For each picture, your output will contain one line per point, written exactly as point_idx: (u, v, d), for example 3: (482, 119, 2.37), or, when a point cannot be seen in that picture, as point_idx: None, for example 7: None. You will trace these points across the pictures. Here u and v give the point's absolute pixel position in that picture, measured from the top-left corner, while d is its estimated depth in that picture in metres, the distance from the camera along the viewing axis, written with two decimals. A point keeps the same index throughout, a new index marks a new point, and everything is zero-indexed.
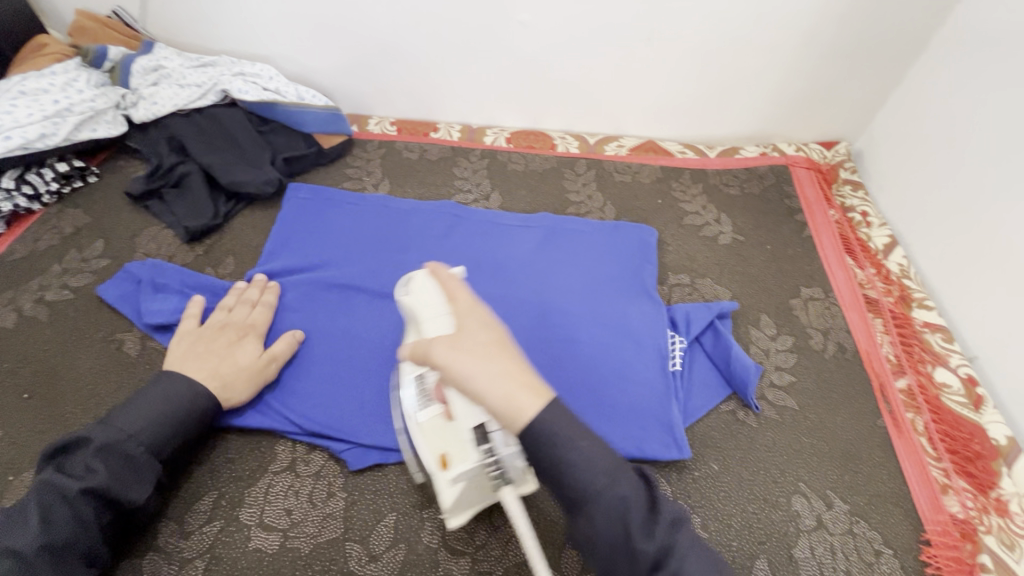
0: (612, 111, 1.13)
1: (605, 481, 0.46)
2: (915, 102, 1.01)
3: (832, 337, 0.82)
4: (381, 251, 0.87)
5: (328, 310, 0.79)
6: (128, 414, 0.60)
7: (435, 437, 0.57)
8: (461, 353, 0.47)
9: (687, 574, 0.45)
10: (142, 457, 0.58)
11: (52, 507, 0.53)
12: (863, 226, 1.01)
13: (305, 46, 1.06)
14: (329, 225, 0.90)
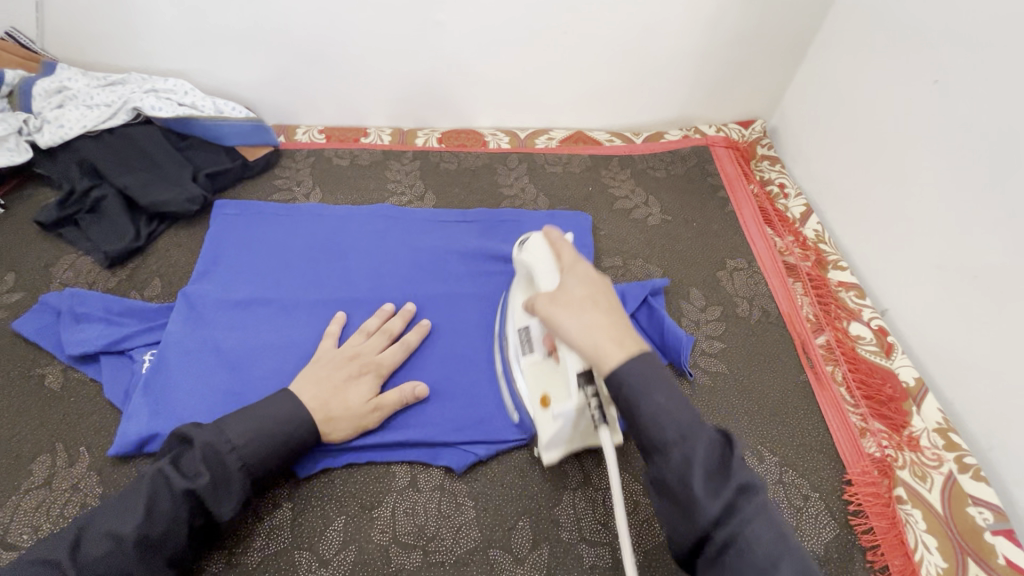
0: (539, 105, 1.15)
1: (677, 436, 0.48)
2: (816, 78, 1.08)
3: (757, 304, 0.87)
4: (318, 259, 0.86)
5: (267, 323, 0.78)
6: (246, 425, 0.58)
7: (542, 376, 0.63)
8: (561, 308, 0.56)
9: (746, 538, 0.44)
10: (238, 475, 0.56)
11: (157, 499, 0.53)
12: (781, 197, 1.07)
13: (221, 59, 1.03)
14: (261, 237, 0.89)
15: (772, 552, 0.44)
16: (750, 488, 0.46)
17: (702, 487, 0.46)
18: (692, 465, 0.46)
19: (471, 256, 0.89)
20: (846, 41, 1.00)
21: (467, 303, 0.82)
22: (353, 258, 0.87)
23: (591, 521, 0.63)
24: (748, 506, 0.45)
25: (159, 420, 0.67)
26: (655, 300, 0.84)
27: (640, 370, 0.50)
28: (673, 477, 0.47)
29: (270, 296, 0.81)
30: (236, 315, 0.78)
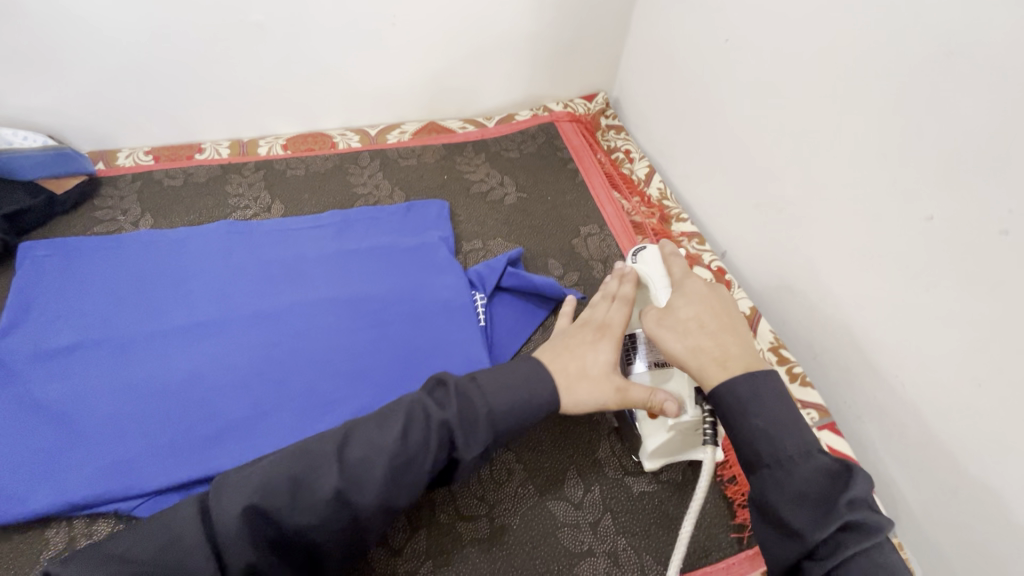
0: (385, 100, 1.14)
1: (792, 452, 0.50)
2: (641, 49, 1.16)
3: (610, 264, 0.92)
4: (153, 288, 0.79)
5: (95, 366, 0.70)
6: (518, 380, 0.58)
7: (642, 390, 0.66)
8: (665, 326, 0.61)
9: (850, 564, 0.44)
10: (482, 419, 0.55)
11: (413, 424, 0.54)
12: (626, 162, 1.14)
13: (8, 83, 0.91)
14: (80, 276, 0.80)
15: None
16: (865, 522, 0.45)
17: (814, 488, 0.48)
18: (786, 486, 0.49)
19: (327, 259, 0.86)
20: (659, 10, 1.07)
21: (324, 309, 0.79)
22: (193, 282, 0.81)
23: (468, 498, 0.65)
24: (852, 542, 0.45)
25: None
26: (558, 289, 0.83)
27: (748, 386, 0.54)
28: (788, 489, 0.49)
29: (97, 338, 0.73)
30: (55, 365, 0.70)
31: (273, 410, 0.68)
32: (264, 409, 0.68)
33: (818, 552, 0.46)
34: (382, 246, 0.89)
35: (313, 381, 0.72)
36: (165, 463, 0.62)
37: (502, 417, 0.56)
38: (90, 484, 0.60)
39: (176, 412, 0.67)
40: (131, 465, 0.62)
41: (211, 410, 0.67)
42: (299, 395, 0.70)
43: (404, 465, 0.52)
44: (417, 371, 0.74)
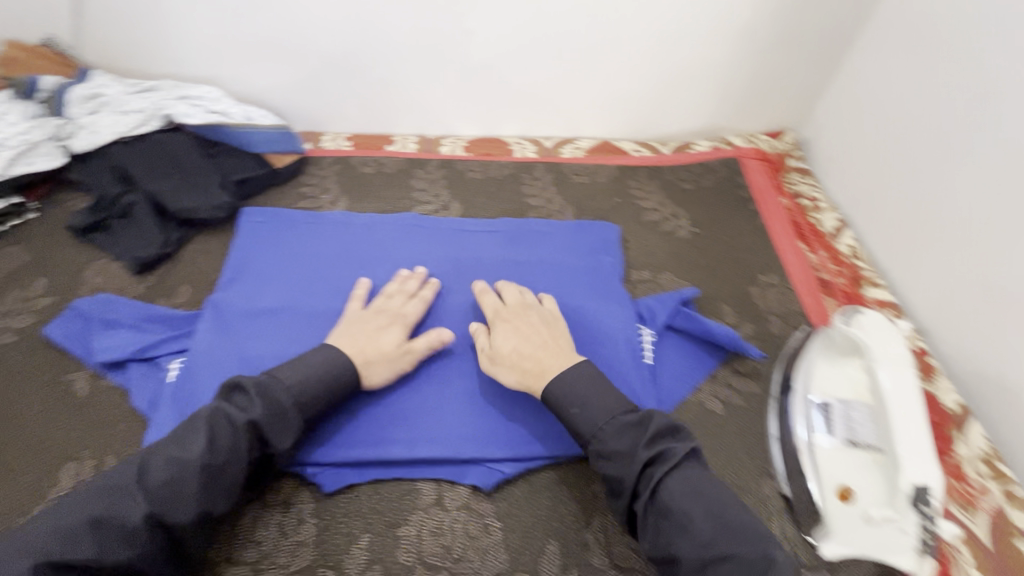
0: (566, 115, 1.14)
1: (603, 421, 0.60)
2: (850, 90, 1.06)
3: (791, 322, 0.84)
4: (345, 268, 0.86)
5: (294, 332, 0.77)
6: (314, 372, 0.63)
7: (849, 465, 0.62)
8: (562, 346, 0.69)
9: (665, 497, 0.55)
10: (291, 411, 0.60)
11: (218, 430, 0.57)
12: (813, 211, 1.04)
13: (253, 66, 1.04)
14: (288, 246, 0.88)
15: (689, 513, 0.53)
16: (662, 453, 0.57)
17: (625, 442, 0.58)
18: (605, 448, 0.59)
19: (499, 265, 0.88)
20: (885, 52, 0.97)
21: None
22: (379, 267, 0.86)
23: (622, 547, 0.61)
24: (659, 471, 0.56)
25: None
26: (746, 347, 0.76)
27: (568, 389, 0.63)
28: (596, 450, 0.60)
29: (299, 305, 0.80)
30: (264, 322, 0.78)
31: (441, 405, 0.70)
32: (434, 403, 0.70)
33: (638, 492, 0.56)
34: (552, 260, 0.88)
35: None
36: (345, 435, 0.66)
37: (310, 401, 0.61)
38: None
39: None
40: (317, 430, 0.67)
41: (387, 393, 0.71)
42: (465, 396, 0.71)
43: (219, 466, 0.55)
44: None
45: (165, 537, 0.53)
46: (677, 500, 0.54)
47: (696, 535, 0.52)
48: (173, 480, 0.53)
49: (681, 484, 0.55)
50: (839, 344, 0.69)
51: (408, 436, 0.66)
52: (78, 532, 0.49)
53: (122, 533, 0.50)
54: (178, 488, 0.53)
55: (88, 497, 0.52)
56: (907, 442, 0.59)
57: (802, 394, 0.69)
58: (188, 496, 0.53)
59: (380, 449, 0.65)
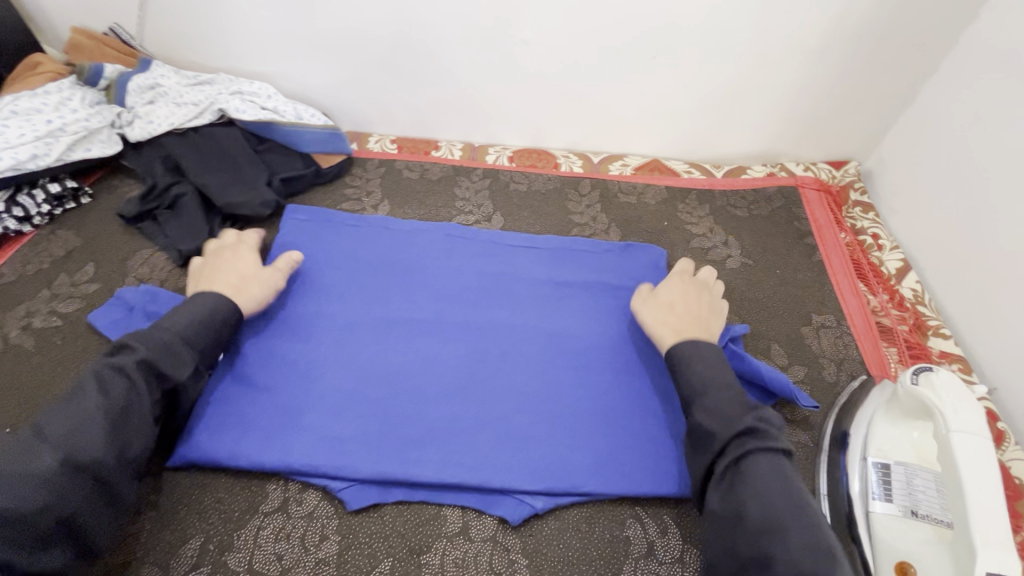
0: (617, 130, 1.11)
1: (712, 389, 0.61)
2: (925, 123, 0.99)
3: (846, 369, 0.79)
4: (383, 275, 0.84)
5: (328, 339, 0.75)
6: (197, 313, 0.65)
7: (910, 539, 0.57)
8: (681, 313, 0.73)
9: (750, 460, 0.54)
10: (181, 346, 0.61)
11: (106, 380, 0.56)
12: (874, 249, 0.98)
13: (307, 64, 1.04)
14: (327, 247, 0.87)
15: (767, 483, 0.52)
16: (764, 432, 0.56)
17: (730, 410, 0.58)
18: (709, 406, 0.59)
19: (539, 283, 0.85)
20: (969, 87, 0.90)
21: (531, 337, 0.78)
22: (418, 277, 0.85)
23: None
24: (752, 442, 0.55)
25: (217, 431, 0.65)
26: (797, 394, 0.70)
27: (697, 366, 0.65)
28: (696, 413, 0.60)
29: (337, 310, 0.79)
30: (302, 325, 0.77)
31: (473, 429, 0.68)
32: (465, 425, 0.68)
33: (724, 452, 0.56)
34: (594, 283, 0.85)
35: (512, 410, 0.70)
36: (374, 452, 0.65)
37: (187, 331, 0.63)
38: (313, 451, 0.65)
39: (388, 405, 0.69)
40: (346, 444, 0.66)
41: (419, 411, 0.69)
42: (498, 420, 0.69)
43: (122, 408, 0.55)
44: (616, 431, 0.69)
45: (116, 479, 0.53)
46: (761, 473, 0.53)
47: (769, 503, 0.51)
48: (105, 423, 0.54)
49: (763, 464, 0.54)
50: (906, 405, 0.64)
51: (438, 459, 0.65)
52: (44, 479, 0.49)
53: (72, 481, 0.50)
54: (124, 428, 0.55)
55: (14, 456, 0.50)
56: (982, 529, 0.50)
57: (860, 455, 0.65)
58: (136, 431, 0.56)
59: (409, 470, 0.64)
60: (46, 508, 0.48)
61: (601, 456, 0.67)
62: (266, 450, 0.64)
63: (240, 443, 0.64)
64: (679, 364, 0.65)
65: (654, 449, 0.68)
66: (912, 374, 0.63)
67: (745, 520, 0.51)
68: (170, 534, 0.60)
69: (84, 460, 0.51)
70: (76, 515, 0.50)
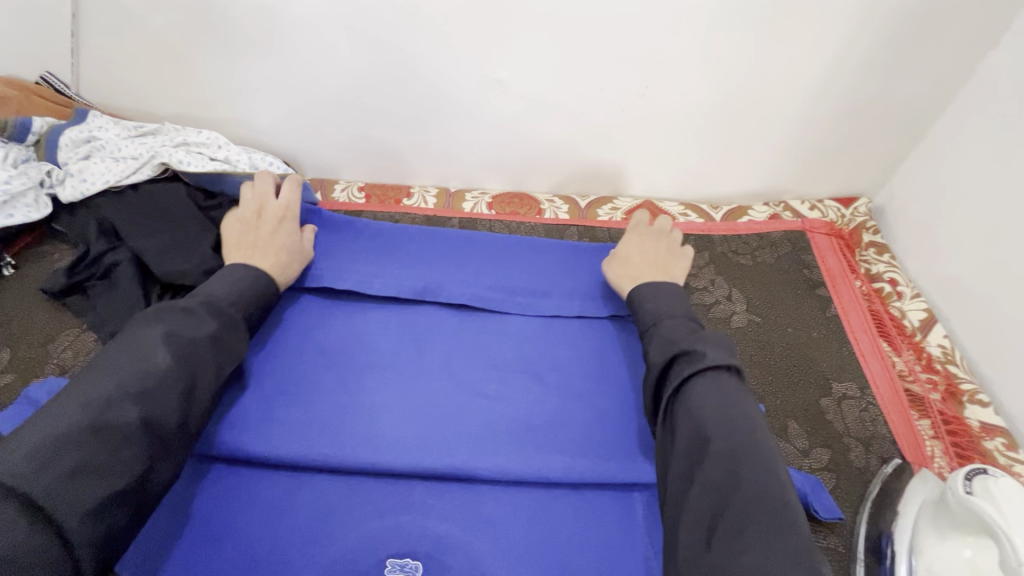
0: (604, 171, 1.02)
1: (664, 321, 0.67)
2: (941, 157, 0.91)
3: (875, 451, 0.69)
4: (356, 392, 0.68)
5: (309, 430, 0.64)
6: (232, 283, 0.66)
7: None
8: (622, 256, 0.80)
9: (694, 389, 0.56)
10: None
11: None
12: (893, 297, 0.89)
13: (262, 110, 0.94)
14: (285, 370, 0.70)
15: (713, 407, 0.54)
16: (699, 353, 0.58)
17: (673, 337, 0.62)
18: (657, 338, 0.65)
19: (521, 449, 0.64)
20: (992, 120, 0.82)
21: (547, 411, 0.68)
22: (425, 361, 0.72)
23: None
24: (691, 367, 0.57)
25: (146, 564, 0.56)
26: (814, 499, 0.61)
27: (654, 290, 0.72)
28: (651, 343, 0.65)
29: (350, 393, 0.68)
30: (297, 383, 0.68)
31: (444, 548, 0.58)
32: (453, 487, 0.62)
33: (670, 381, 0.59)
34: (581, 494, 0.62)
35: (498, 507, 0.61)
36: (341, 537, 0.58)
37: None
38: (260, 558, 0.56)
39: (358, 534, 0.58)
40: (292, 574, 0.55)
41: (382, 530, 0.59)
42: (478, 531, 0.59)
43: None
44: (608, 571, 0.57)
45: None
46: (700, 391, 0.55)
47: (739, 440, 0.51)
48: None
49: (716, 379, 0.56)
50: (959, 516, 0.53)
51: (414, 547, 0.58)
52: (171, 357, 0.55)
53: (113, 438, 0.48)
54: (157, 400, 0.52)
55: None
56: None
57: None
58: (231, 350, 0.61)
59: (387, 571, 0.56)
60: (80, 443, 0.47)
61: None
62: None
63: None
64: (639, 302, 0.71)
65: (659, 560, 0.58)
66: (965, 479, 0.52)
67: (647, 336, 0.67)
68: None
69: (106, 422, 0.48)
70: (116, 470, 0.48)
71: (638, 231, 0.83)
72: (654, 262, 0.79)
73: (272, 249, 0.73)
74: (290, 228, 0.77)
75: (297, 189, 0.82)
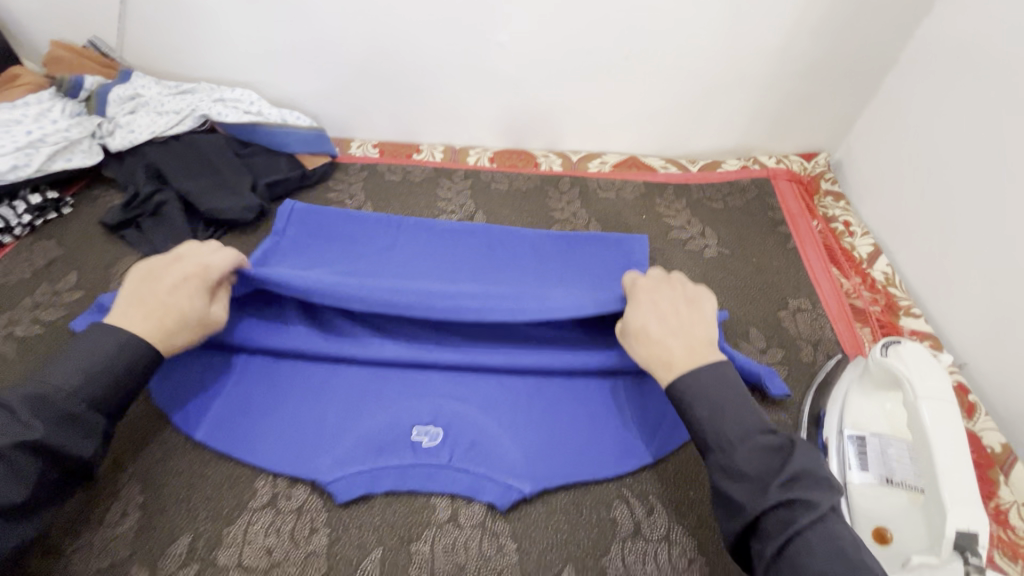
0: (593, 129, 1.14)
1: (738, 431, 0.51)
2: (887, 112, 1.03)
3: (822, 350, 0.81)
4: None
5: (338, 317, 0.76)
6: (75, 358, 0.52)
7: (885, 506, 0.60)
8: (643, 312, 0.63)
9: (807, 542, 0.45)
10: None
11: None
12: (846, 235, 1.01)
13: (285, 72, 1.05)
14: (312, 271, 0.81)
15: (830, 559, 0.44)
16: (802, 500, 0.46)
17: (759, 462, 0.49)
18: (729, 472, 0.50)
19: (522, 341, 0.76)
20: (929, 76, 0.94)
21: None
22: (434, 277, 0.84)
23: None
24: (796, 518, 0.46)
25: (214, 428, 0.67)
26: (768, 381, 0.71)
27: (705, 382, 0.54)
28: (722, 474, 0.50)
29: None
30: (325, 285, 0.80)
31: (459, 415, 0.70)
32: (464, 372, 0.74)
33: (769, 535, 0.46)
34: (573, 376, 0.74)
35: (501, 385, 0.73)
36: (371, 412, 0.69)
37: None
38: (305, 423, 0.68)
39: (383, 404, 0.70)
40: (332, 432, 0.67)
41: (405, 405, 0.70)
42: (486, 404, 0.71)
43: None
44: (596, 433, 0.70)
45: None
46: (812, 551, 0.44)
47: None
48: None
49: (828, 533, 0.45)
50: (877, 379, 0.66)
51: (433, 415, 0.70)
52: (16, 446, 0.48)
53: None
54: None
55: None
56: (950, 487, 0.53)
57: (837, 428, 0.66)
58: (79, 442, 0.51)
59: (412, 435, 0.68)
60: None
61: (585, 441, 0.69)
62: (262, 446, 0.66)
63: (237, 437, 0.66)
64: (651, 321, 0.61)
65: (638, 425, 0.71)
66: (882, 347, 0.65)
67: (721, 449, 0.51)
68: (154, 540, 0.59)
69: None
70: None
71: (645, 288, 0.66)
72: (677, 328, 0.60)
73: (157, 308, 0.57)
74: (195, 290, 0.60)
75: (232, 262, 0.64)
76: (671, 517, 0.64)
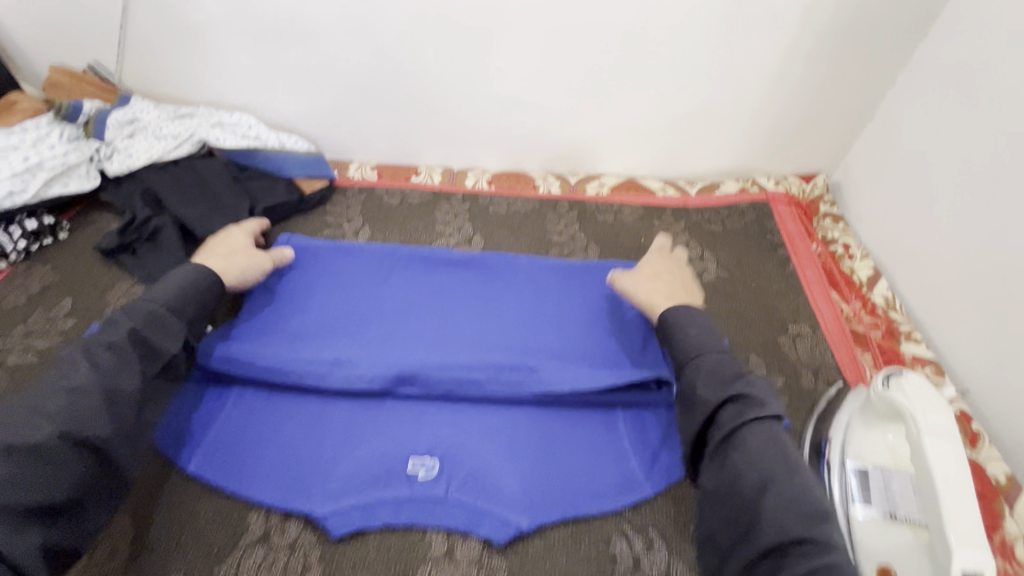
0: (591, 151, 1.14)
1: (705, 360, 0.63)
2: (884, 135, 1.04)
3: (823, 377, 0.80)
4: (367, 327, 0.81)
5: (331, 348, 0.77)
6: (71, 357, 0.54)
7: (889, 542, 0.59)
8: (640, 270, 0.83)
9: (751, 440, 0.56)
10: None
11: None
12: (845, 258, 1.01)
13: (284, 95, 1.05)
14: (305, 304, 0.83)
15: (768, 458, 0.54)
16: (751, 403, 0.58)
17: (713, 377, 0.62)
18: (698, 379, 0.62)
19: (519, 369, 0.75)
20: (925, 100, 0.95)
21: (536, 339, 0.80)
22: (429, 305, 0.85)
23: None
24: (746, 416, 0.57)
25: (207, 461, 0.66)
26: None
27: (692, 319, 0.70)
28: (688, 382, 0.63)
29: (363, 325, 0.81)
30: (320, 317, 0.81)
31: (455, 445, 0.69)
32: (461, 400, 0.73)
33: (720, 429, 0.58)
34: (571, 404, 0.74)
35: (497, 414, 0.72)
36: (366, 443, 0.68)
37: None
38: (299, 455, 0.67)
39: (377, 434, 0.69)
40: (327, 464, 0.66)
41: (400, 435, 0.69)
42: (482, 433, 0.70)
43: None
44: (595, 464, 0.68)
45: None
46: (754, 442, 0.56)
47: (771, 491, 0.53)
48: None
49: (769, 434, 0.56)
50: (879, 411, 0.65)
51: (429, 445, 0.69)
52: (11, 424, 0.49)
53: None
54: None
55: None
56: (957, 527, 0.52)
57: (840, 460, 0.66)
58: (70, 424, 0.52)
59: (408, 467, 0.67)
60: None
61: (583, 473, 0.68)
62: (255, 479, 0.65)
63: (229, 470, 0.65)
64: (675, 328, 0.69)
65: (637, 456, 0.70)
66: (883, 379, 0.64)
67: (689, 372, 0.63)
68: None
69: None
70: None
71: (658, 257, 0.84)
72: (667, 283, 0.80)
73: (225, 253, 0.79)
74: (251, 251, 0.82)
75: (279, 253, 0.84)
76: (673, 552, 0.63)
